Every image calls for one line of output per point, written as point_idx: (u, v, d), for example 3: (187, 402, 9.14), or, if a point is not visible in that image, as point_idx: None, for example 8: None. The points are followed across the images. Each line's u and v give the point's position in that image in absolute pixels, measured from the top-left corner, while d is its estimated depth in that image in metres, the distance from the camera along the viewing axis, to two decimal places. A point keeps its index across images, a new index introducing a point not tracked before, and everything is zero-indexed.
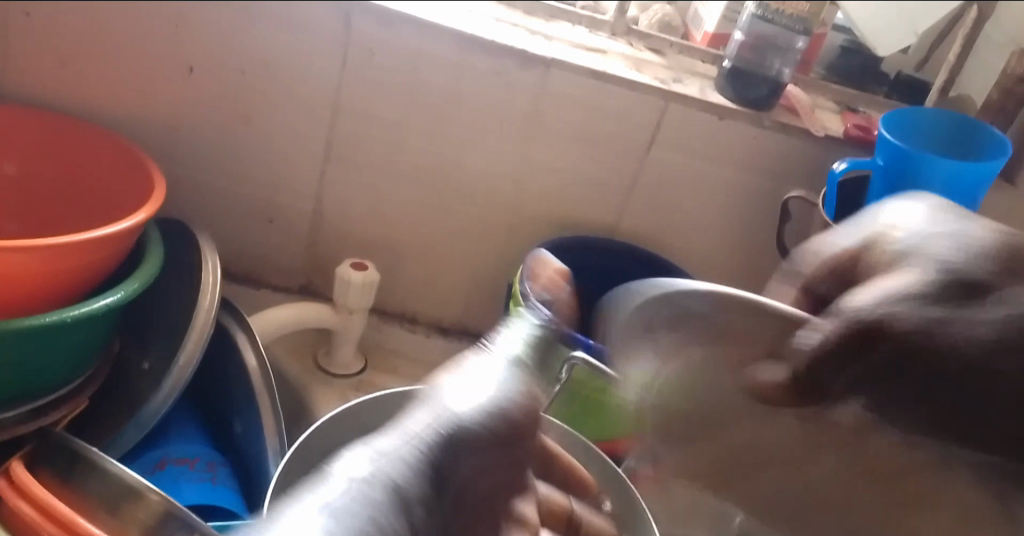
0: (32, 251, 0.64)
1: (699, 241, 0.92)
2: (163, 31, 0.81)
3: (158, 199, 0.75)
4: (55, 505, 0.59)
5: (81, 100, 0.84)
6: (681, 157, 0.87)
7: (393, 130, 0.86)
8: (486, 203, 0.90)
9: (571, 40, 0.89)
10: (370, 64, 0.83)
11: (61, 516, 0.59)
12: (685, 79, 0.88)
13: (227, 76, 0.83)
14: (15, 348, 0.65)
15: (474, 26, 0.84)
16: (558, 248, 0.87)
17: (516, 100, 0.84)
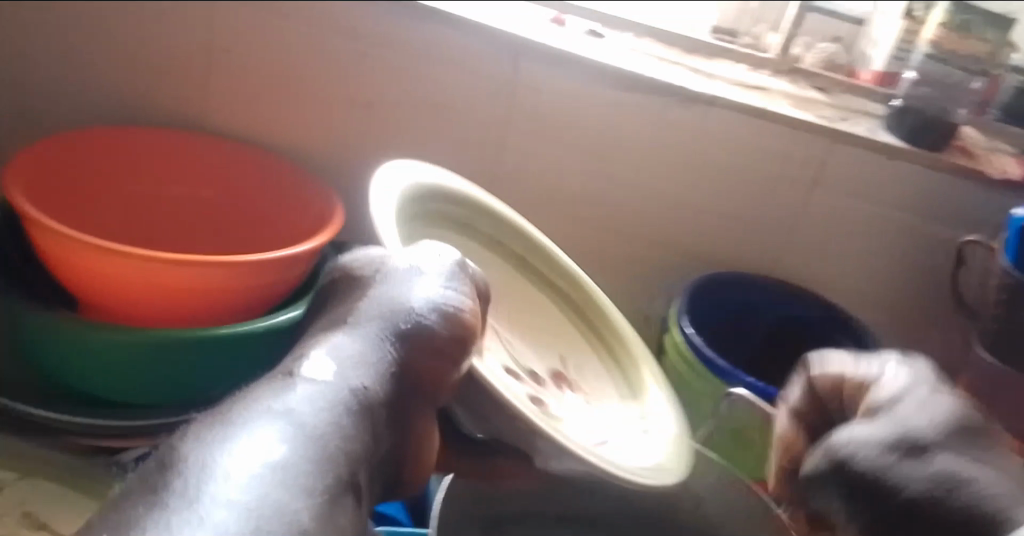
0: (234, 267, 0.71)
1: (862, 284, 0.90)
2: (345, 71, 0.87)
3: (337, 222, 0.81)
4: None
5: (269, 133, 0.91)
6: (844, 198, 0.85)
7: (553, 165, 0.89)
8: (642, 239, 0.91)
9: (733, 78, 0.89)
10: (534, 101, 0.86)
11: None
12: (851, 117, 0.87)
13: (401, 111, 0.89)
14: (218, 355, 0.72)
15: (636, 65, 0.86)
16: (714, 285, 0.87)
17: (675, 137, 0.86)
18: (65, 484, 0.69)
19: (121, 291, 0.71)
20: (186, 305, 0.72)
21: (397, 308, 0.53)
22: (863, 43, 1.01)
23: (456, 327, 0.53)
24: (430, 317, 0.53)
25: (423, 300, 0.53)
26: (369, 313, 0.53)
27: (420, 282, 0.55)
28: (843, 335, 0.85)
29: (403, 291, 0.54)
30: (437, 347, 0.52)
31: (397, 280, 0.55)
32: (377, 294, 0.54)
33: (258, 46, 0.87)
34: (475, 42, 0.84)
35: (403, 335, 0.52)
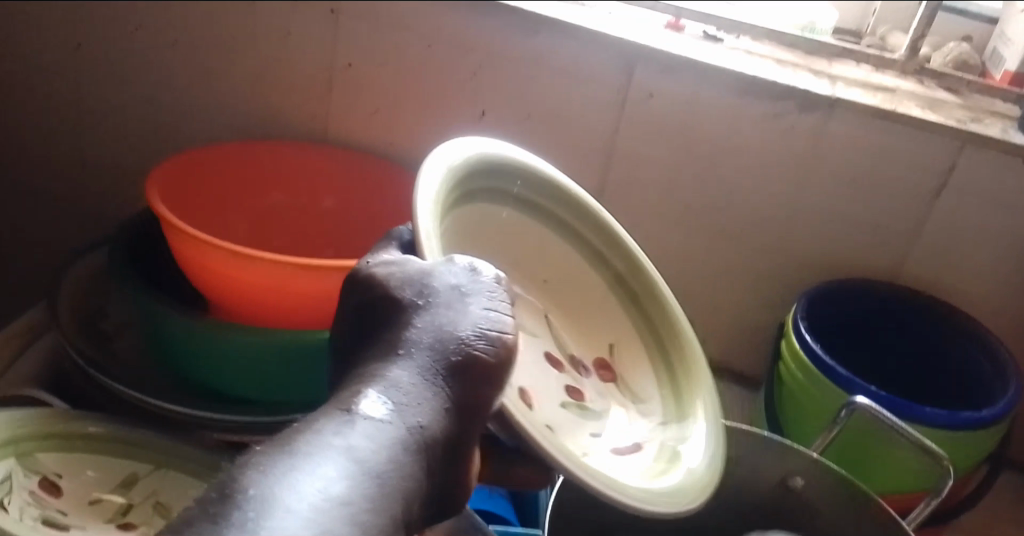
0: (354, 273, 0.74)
1: (994, 293, 0.85)
2: (462, 80, 0.89)
3: None
4: None
5: (387, 142, 0.94)
6: (975, 203, 0.81)
7: (666, 171, 0.88)
8: (757, 245, 0.89)
9: (855, 79, 0.87)
10: (648, 107, 0.86)
11: None
12: (983, 119, 0.83)
13: (515, 119, 0.90)
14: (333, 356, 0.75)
15: (754, 68, 0.84)
16: (832, 291, 0.84)
17: (793, 141, 0.84)
18: (194, 476, 0.73)
19: (249, 293, 0.74)
20: (309, 310, 0.75)
21: (448, 335, 0.49)
22: (997, 40, 0.96)
23: (504, 360, 0.49)
24: (483, 349, 0.49)
25: (474, 329, 0.49)
26: (420, 340, 0.49)
27: (471, 306, 0.51)
28: (972, 345, 0.81)
29: (451, 316, 0.50)
30: (488, 383, 0.49)
31: (444, 301, 0.51)
32: (428, 316, 0.50)
33: (377, 58, 0.90)
34: (588, 49, 0.85)
35: (457, 368, 0.48)
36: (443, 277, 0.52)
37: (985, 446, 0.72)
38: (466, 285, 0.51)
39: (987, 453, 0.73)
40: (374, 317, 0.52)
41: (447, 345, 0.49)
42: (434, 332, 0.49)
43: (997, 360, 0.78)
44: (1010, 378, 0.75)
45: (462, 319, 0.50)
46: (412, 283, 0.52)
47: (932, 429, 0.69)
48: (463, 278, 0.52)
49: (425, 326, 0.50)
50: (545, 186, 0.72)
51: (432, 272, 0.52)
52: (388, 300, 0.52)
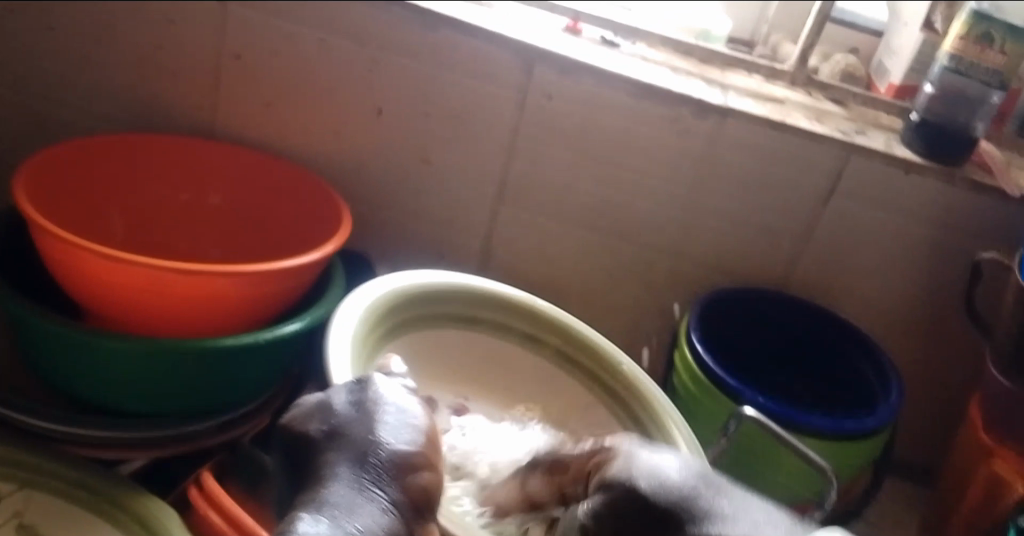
0: (236, 276, 0.70)
1: (877, 298, 0.88)
2: (355, 77, 0.86)
3: (344, 232, 0.79)
4: (242, 517, 0.67)
5: (277, 137, 0.90)
6: (861, 210, 0.84)
7: (565, 175, 0.88)
8: (653, 249, 0.90)
9: (747, 88, 0.88)
10: (546, 110, 0.85)
11: (248, 527, 0.66)
12: (869, 130, 0.86)
13: (410, 118, 0.88)
14: (213, 364, 0.71)
15: (651, 74, 0.84)
16: (727, 295, 0.86)
17: (689, 147, 0.84)
18: (61, 497, 0.67)
19: (125, 296, 0.70)
20: (190, 312, 0.71)
21: (370, 443, 0.57)
22: (881, 53, 0.99)
23: (425, 455, 0.57)
24: (402, 446, 0.57)
25: (394, 434, 0.57)
26: (343, 453, 0.57)
27: (376, 420, 0.58)
28: (858, 351, 0.84)
29: (367, 425, 0.58)
30: (414, 474, 0.56)
31: (346, 421, 0.59)
32: (343, 433, 0.58)
33: (266, 50, 0.86)
34: (487, 49, 0.83)
35: (387, 463, 0.56)
36: (343, 403, 0.60)
37: (869, 452, 0.74)
38: (366, 398, 0.60)
39: (869, 458, 0.75)
40: (294, 446, 0.60)
41: (375, 446, 0.57)
42: (359, 445, 0.57)
43: (880, 370, 0.81)
44: (892, 386, 0.79)
45: (379, 428, 0.58)
46: (313, 414, 0.60)
47: (820, 439, 0.72)
48: (368, 398, 0.60)
49: (348, 435, 0.58)
50: (491, 307, 0.79)
51: (338, 400, 0.60)
52: (304, 428, 0.60)
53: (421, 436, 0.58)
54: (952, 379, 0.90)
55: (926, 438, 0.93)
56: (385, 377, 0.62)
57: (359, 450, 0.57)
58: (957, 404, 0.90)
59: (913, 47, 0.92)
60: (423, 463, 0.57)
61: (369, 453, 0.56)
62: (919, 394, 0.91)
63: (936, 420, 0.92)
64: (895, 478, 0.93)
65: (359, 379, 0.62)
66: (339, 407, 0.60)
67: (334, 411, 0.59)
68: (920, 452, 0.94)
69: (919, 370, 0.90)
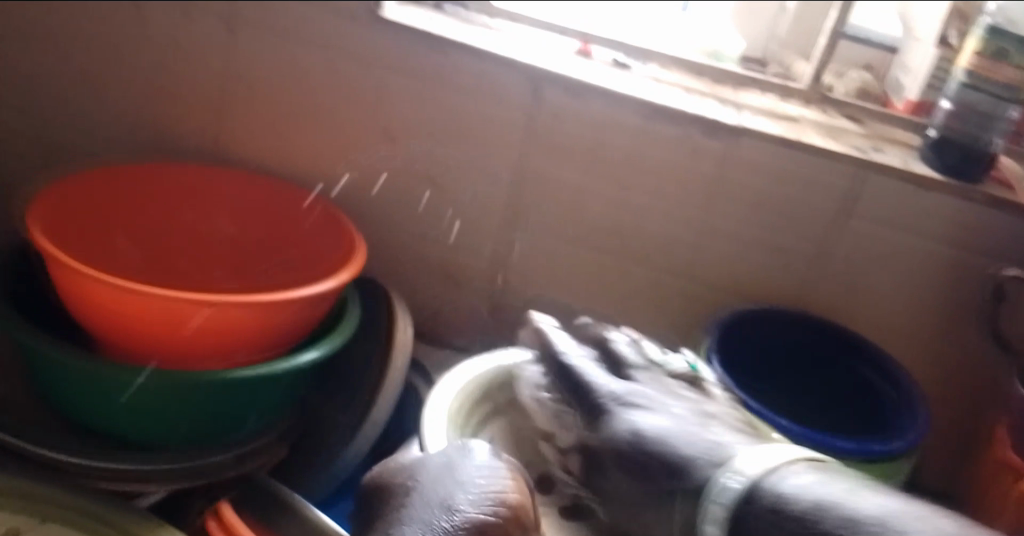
0: (251, 307, 0.70)
1: (896, 317, 0.87)
2: (366, 103, 0.86)
3: (359, 261, 0.79)
4: None
5: (289, 165, 0.91)
6: (876, 228, 0.83)
7: (578, 197, 0.87)
8: (668, 271, 0.89)
9: (760, 107, 0.88)
10: (558, 133, 0.85)
11: None
12: (885, 148, 0.85)
13: (422, 143, 0.87)
14: (227, 394, 0.70)
15: (663, 94, 0.84)
16: (741, 316, 0.85)
17: (700, 167, 0.84)
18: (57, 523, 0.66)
19: (139, 326, 0.70)
20: (205, 343, 0.71)
21: (449, 506, 0.57)
22: (897, 70, 0.99)
23: (502, 522, 0.57)
24: (481, 509, 0.57)
25: (471, 497, 0.58)
26: (419, 506, 0.58)
27: (454, 482, 0.59)
28: (873, 369, 0.83)
29: (449, 486, 0.59)
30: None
31: (435, 481, 0.60)
32: (422, 490, 0.60)
33: (278, 77, 0.87)
34: (497, 72, 0.83)
35: (455, 523, 0.56)
36: (436, 463, 0.62)
37: (894, 479, 0.73)
38: (457, 464, 0.61)
39: (894, 485, 0.74)
40: (371, 495, 0.63)
41: (460, 508, 0.57)
42: (437, 506, 0.58)
43: (898, 386, 0.80)
44: (913, 404, 0.77)
45: (463, 494, 0.58)
46: (405, 475, 0.62)
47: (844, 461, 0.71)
48: (468, 462, 0.61)
49: (425, 494, 0.59)
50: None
51: (430, 462, 0.62)
52: (388, 483, 0.62)
53: (507, 510, 0.57)
54: (975, 399, 0.88)
55: (948, 459, 0.91)
56: (479, 454, 0.62)
57: (441, 507, 0.58)
58: (980, 424, 0.89)
59: (927, 69, 0.92)
60: (497, 529, 0.56)
61: (451, 513, 0.57)
62: (940, 415, 0.90)
63: (959, 440, 0.90)
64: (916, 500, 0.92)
65: (461, 447, 0.63)
66: (427, 467, 0.62)
67: (421, 472, 0.61)
68: (942, 473, 0.92)
69: (939, 390, 0.89)
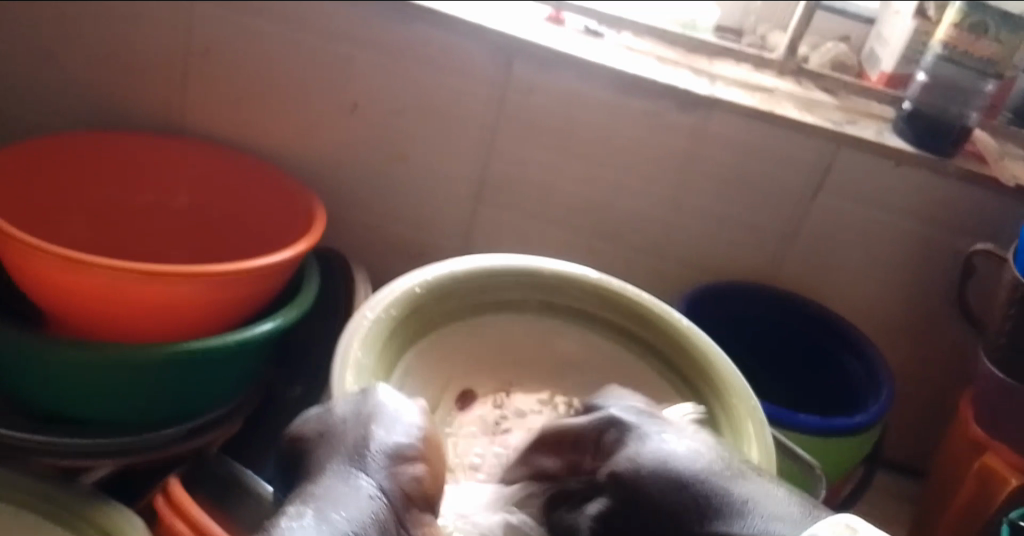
0: (201, 278, 0.67)
1: (868, 294, 0.86)
2: (329, 70, 0.84)
3: (317, 231, 0.77)
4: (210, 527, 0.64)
5: (251, 133, 0.88)
6: (851, 205, 0.82)
7: (548, 171, 0.85)
8: (638, 246, 0.88)
9: (734, 79, 0.85)
10: (527, 103, 0.82)
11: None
12: (860, 122, 0.83)
13: (387, 112, 0.85)
14: (178, 368, 0.68)
15: (635, 65, 0.82)
16: (710, 292, 0.84)
17: (673, 141, 0.82)
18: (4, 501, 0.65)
19: (89, 300, 0.67)
20: (155, 315, 0.68)
21: (366, 441, 0.54)
22: (872, 41, 0.97)
23: (420, 451, 0.55)
24: (397, 440, 0.55)
25: (387, 430, 0.55)
26: (333, 449, 0.54)
27: (365, 419, 0.55)
28: (843, 347, 0.82)
29: (363, 424, 0.55)
30: (405, 468, 0.54)
31: (347, 421, 0.56)
32: (338, 434, 0.55)
33: (238, 43, 0.84)
34: (465, 42, 0.81)
35: (378, 457, 0.53)
36: (340, 405, 0.57)
37: (857, 453, 0.72)
38: (362, 398, 0.57)
39: (857, 459, 0.73)
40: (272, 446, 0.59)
41: (379, 442, 0.54)
42: (355, 445, 0.54)
43: (868, 365, 0.79)
44: (882, 382, 0.76)
45: (378, 428, 0.55)
46: (310, 421, 0.57)
47: (813, 438, 0.70)
48: (377, 394, 0.58)
49: (339, 435, 0.55)
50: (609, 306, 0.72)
51: (331, 402, 0.58)
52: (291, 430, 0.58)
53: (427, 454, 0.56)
54: (946, 376, 0.87)
55: (916, 436, 0.91)
56: (382, 389, 0.58)
57: (361, 442, 0.54)
58: (951, 401, 0.88)
59: (902, 41, 0.90)
60: (417, 456, 0.55)
61: (375, 447, 0.54)
62: (910, 392, 0.89)
63: (929, 417, 0.90)
64: (886, 476, 0.91)
65: (359, 385, 0.59)
66: (330, 406, 0.57)
67: (325, 413, 0.57)
68: (912, 450, 0.91)
69: (911, 368, 0.88)
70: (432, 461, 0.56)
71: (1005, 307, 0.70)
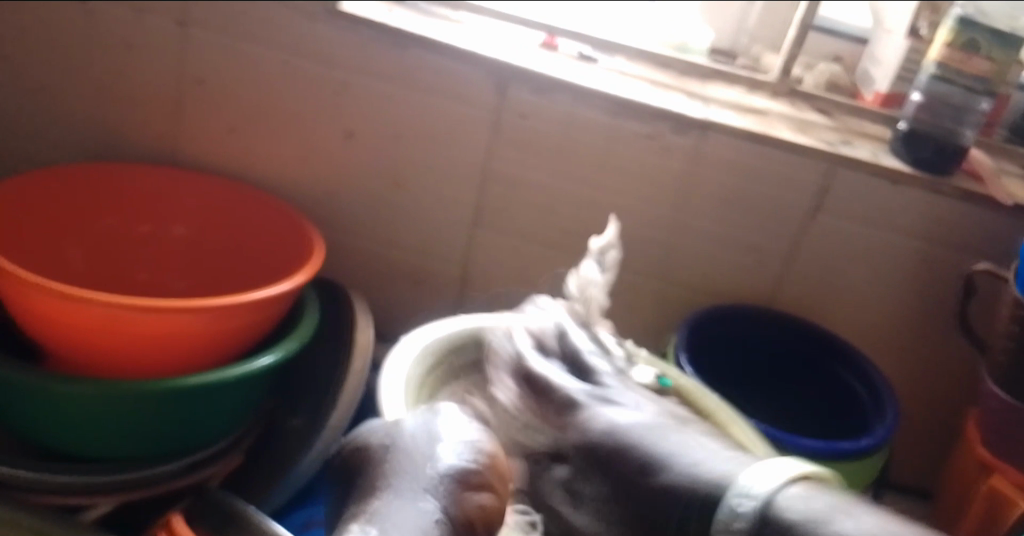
0: (199, 311, 0.67)
1: (868, 314, 0.85)
2: (322, 99, 0.84)
3: (315, 262, 0.76)
4: None
5: (245, 163, 0.88)
6: (849, 225, 0.82)
7: (545, 195, 0.85)
8: (636, 270, 0.87)
9: (729, 101, 0.85)
10: (521, 128, 0.82)
11: None
12: (854, 141, 0.83)
13: (381, 139, 0.85)
14: (177, 402, 0.68)
15: (628, 88, 0.82)
16: (710, 315, 0.83)
17: (670, 164, 0.82)
18: None
19: (85, 336, 0.67)
20: (152, 349, 0.68)
21: (432, 465, 0.58)
22: (866, 61, 0.97)
23: (484, 476, 0.59)
24: (461, 464, 0.58)
25: (453, 453, 0.59)
26: (402, 460, 0.59)
27: (431, 440, 0.60)
28: (845, 367, 0.81)
29: (432, 443, 0.60)
30: (471, 494, 0.57)
31: (414, 440, 0.60)
32: (404, 449, 0.60)
33: (232, 74, 0.84)
34: (459, 69, 0.81)
35: (439, 481, 0.57)
36: (409, 421, 0.62)
37: (862, 476, 0.71)
38: (431, 421, 0.61)
39: (862, 482, 0.72)
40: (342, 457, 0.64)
41: (444, 465, 0.58)
42: (419, 469, 0.58)
43: (872, 385, 0.78)
44: (886, 403, 0.76)
45: (440, 453, 0.59)
46: (380, 434, 0.62)
47: (812, 462, 0.69)
48: (446, 417, 0.62)
49: (401, 453, 0.60)
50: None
51: (399, 419, 0.63)
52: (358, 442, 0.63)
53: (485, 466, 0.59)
54: (949, 395, 0.87)
55: (923, 457, 0.90)
56: (450, 413, 0.62)
57: (424, 464, 0.58)
58: (955, 420, 0.87)
59: (895, 60, 0.90)
60: (483, 484, 0.58)
61: (438, 470, 0.58)
62: (914, 412, 0.88)
63: (933, 437, 0.89)
64: (893, 499, 0.90)
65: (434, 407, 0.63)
66: (397, 425, 0.62)
67: (390, 432, 0.62)
68: (918, 472, 0.90)
69: (914, 387, 0.87)
70: (498, 487, 0.59)
71: (1007, 325, 0.70)
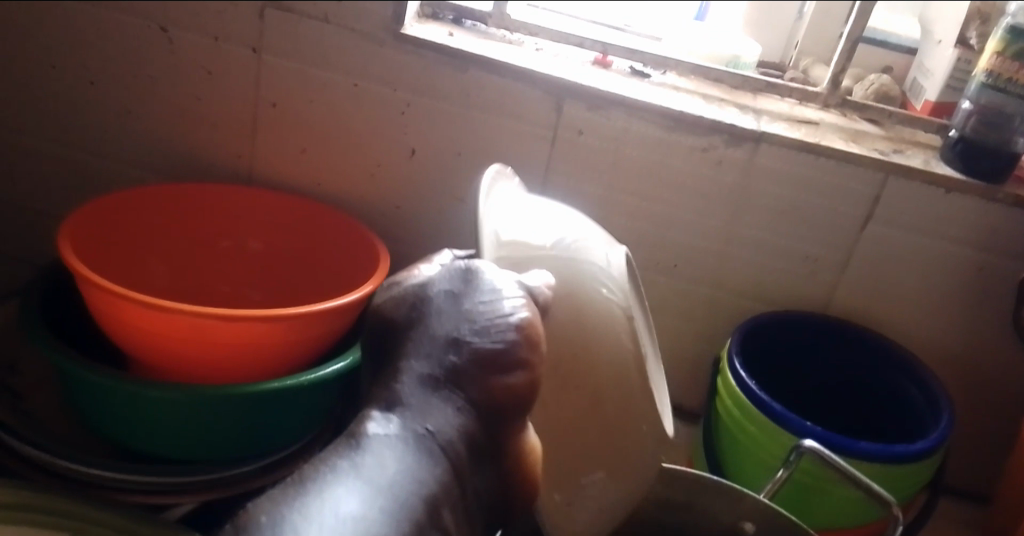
0: (275, 320, 0.71)
1: (921, 320, 0.87)
2: (386, 119, 0.87)
3: (383, 272, 0.80)
4: None
5: (313, 182, 0.92)
6: (899, 233, 0.83)
7: (599, 208, 0.88)
8: (689, 278, 0.89)
9: (780, 113, 0.87)
10: (578, 143, 0.85)
11: None
12: (905, 150, 0.84)
13: (445, 157, 0.88)
14: (254, 404, 0.71)
15: (681, 102, 0.84)
16: (764, 323, 0.85)
17: (723, 175, 0.84)
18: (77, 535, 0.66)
19: (165, 345, 0.71)
20: (231, 358, 0.72)
21: (456, 335, 0.61)
22: (916, 71, 0.97)
23: (495, 354, 0.59)
24: (508, 326, 0.60)
25: (485, 328, 0.60)
26: (426, 346, 0.62)
27: (486, 292, 0.62)
28: (899, 371, 0.83)
29: (449, 319, 0.62)
30: (501, 374, 0.59)
31: (494, 313, 0.60)
32: (434, 312, 0.63)
33: (300, 96, 0.88)
34: (518, 89, 0.84)
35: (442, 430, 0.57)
36: (442, 286, 0.64)
37: (918, 478, 0.73)
38: (461, 289, 0.63)
39: (918, 486, 0.74)
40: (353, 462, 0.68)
41: (448, 343, 0.61)
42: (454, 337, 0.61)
43: (929, 392, 0.79)
44: (941, 408, 0.77)
45: (473, 318, 0.61)
46: (404, 301, 0.65)
47: (871, 464, 0.70)
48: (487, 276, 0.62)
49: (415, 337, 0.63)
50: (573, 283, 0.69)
51: (436, 284, 0.64)
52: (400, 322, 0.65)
53: None
54: (1003, 399, 0.87)
55: (976, 460, 0.91)
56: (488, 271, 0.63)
57: (460, 336, 0.61)
58: (1009, 426, 0.88)
59: (947, 70, 0.91)
60: (522, 364, 0.59)
61: (479, 334, 0.60)
62: (966, 416, 0.89)
63: (987, 442, 0.90)
64: (947, 502, 0.91)
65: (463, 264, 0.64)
66: (430, 293, 0.64)
67: (421, 297, 0.64)
68: (973, 475, 0.91)
69: (967, 393, 0.88)
70: (534, 364, 0.60)
71: None
